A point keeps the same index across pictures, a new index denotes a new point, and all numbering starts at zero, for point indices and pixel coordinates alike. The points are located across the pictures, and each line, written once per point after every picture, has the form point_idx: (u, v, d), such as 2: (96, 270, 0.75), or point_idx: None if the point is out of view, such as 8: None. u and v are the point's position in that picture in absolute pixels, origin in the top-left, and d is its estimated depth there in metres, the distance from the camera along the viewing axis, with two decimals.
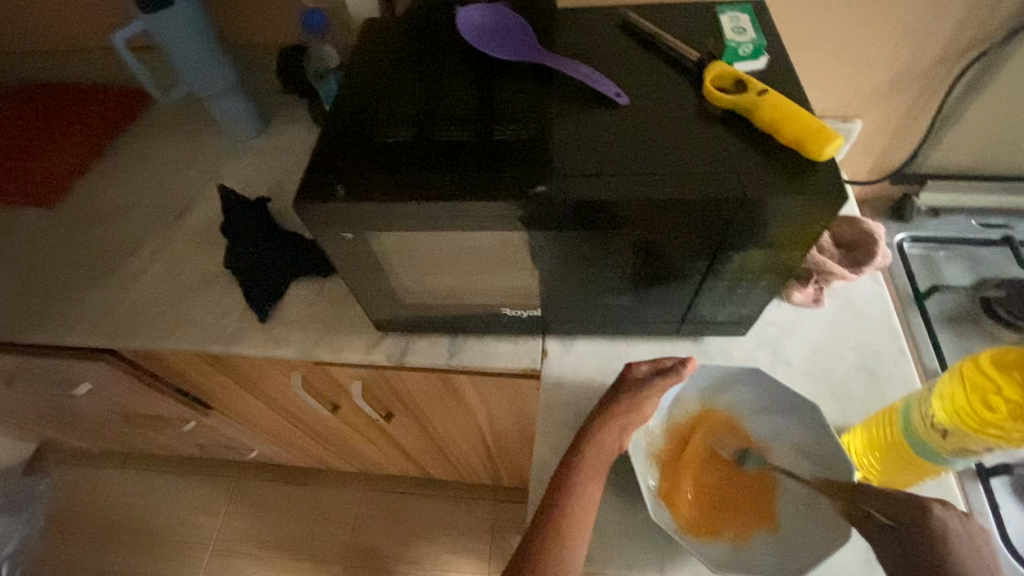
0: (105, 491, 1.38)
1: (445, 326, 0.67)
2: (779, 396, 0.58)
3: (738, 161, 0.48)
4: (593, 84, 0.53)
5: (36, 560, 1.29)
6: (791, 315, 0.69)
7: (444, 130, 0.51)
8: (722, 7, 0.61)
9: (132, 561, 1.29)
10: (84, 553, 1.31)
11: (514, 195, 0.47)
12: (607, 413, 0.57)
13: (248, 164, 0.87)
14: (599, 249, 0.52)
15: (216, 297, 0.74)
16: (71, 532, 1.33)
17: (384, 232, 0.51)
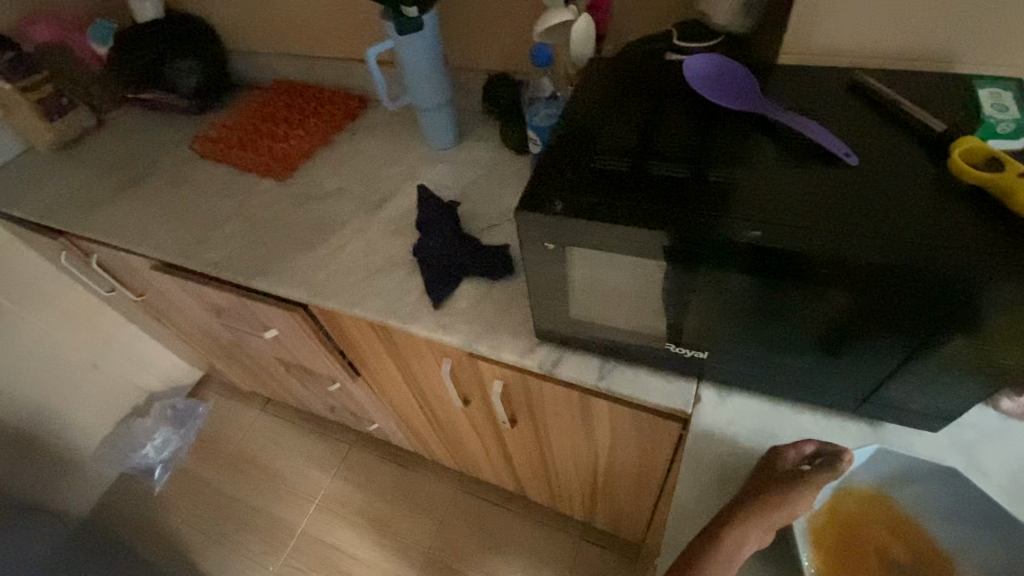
0: (245, 427, 1.68)
1: (595, 348, 0.70)
2: (979, 512, 0.50)
3: (983, 238, 0.44)
4: (820, 140, 0.51)
5: (184, 470, 1.61)
6: (995, 424, 0.59)
7: (654, 161, 0.54)
8: (981, 82, 0.53)
9: (256, 489, 1.56)
10: (217, 476, 1.59)
11: (724, 234, 0.48)
12: (770, 477, 0.52)
13: (447, 170, 1.03)
14: (796, 303, 0.51)
15: (404, 277, 0.88)
16: (210, 455, 1.64)
17: (582, 249, 0.55)
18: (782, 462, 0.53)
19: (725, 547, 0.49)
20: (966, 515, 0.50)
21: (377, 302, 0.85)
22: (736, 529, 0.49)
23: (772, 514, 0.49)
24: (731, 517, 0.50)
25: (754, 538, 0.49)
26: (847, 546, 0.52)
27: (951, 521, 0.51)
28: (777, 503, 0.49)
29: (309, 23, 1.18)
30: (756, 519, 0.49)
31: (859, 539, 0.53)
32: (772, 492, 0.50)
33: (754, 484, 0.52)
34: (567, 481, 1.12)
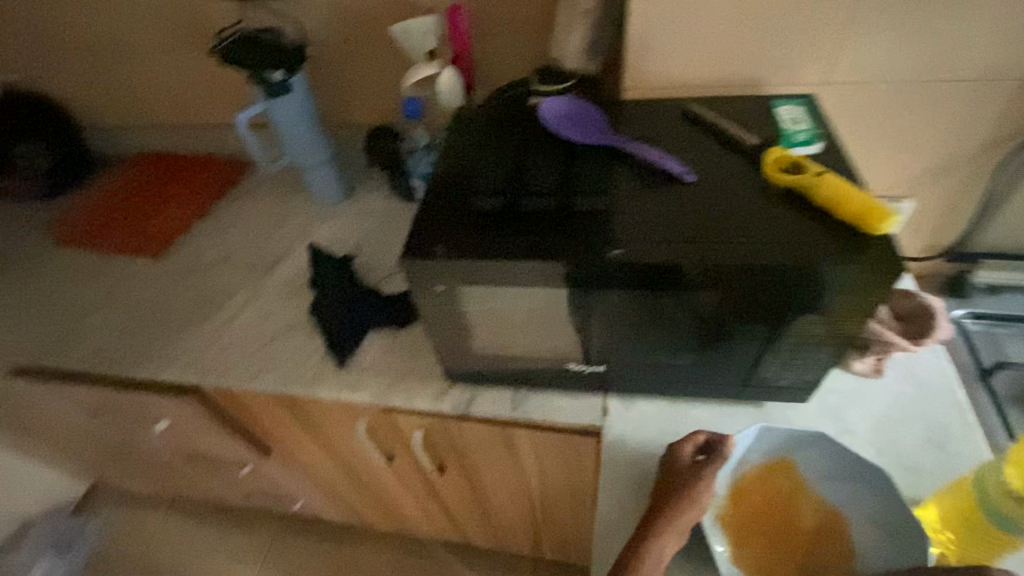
0: (150, 534, 1.49)
1: (504, 380, 0.71)
2: (849, 465, 0.56)
3: (800, 231, 0.51)
4: (661, 163, 0.58)
5: None
6: (852, 384, 0.68)
7: (524, 196, 0.58)
8: (777, 101, 0.63)
9: None
10: None
11: (593, 257, 0.52)
12: (675, 474, 0.55)
13: (338, 225, 1.02)
14: (669, 308, 0.56)
15: (303, 340, 0.84)
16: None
17: (472, 288, 0.57)
18: (682, 459, 0.56)
19: (648, 558, 0.50)
20: (839, 470, 0.56)
21: (277, 373, 0.81)
22: (655, 538, 0.51)
23: (684, 517, 0.52)
24: (649, 528, 0.52)
25: (672, 544, 0.51)
26: (754, 525, 0.55)
27: (832, 479, 0.56)
28: (686, 505, 0.52)
29: (167, 94, 1.13)
30: (671, 525, 0.51)
31: (761, 513, 0.56)
32: (679, 489, 0.53)
33: (664, 489, 0.55)
34: (509, 518, 1.10)
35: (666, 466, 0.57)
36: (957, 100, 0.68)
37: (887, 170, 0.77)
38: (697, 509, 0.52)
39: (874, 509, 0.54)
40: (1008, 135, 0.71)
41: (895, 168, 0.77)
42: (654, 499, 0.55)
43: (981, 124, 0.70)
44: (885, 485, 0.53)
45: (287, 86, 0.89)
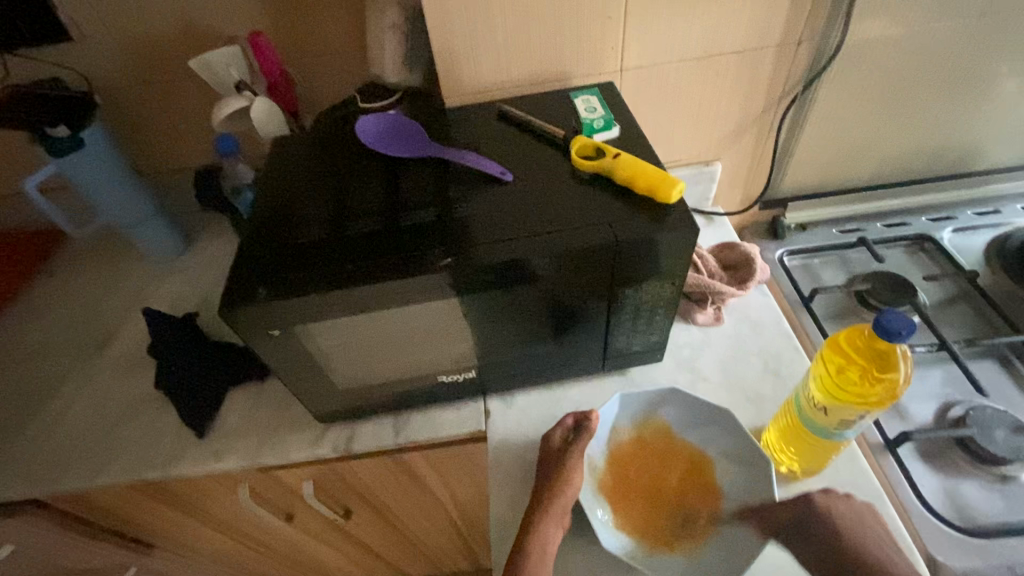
0: None
1: (382, 408, 0.69)
2: (706, 411, 0.60)
3: (609, 211, 0.56)
4: (480, 166, 0.61)
5: None
6: (698, 336, 0.75)
7: (352, 223, 0.58)
8: (574, 94, 0.69)
9: None
10: None
11: (425, 268, 0.53)
12: (551, 460, 0.58)
13: (179, 282, 0.92)
14: (512, 302, 0.59)
15: (152, 419, 0.75)
16: None
17: (312, 326, 0.55)
18: (556, 444, 0.59)
19: (536, 546, 0.52)
20: (694, 417, 0.61)
21: (123, 461, 0.72)
22: (540, 524, 0.53)
23: (562, 498, 0.54)
24: (534, 517, 0.54)
25: (557, 526, 0.53)
26: (628, 487, 0.58)
27: (691, 425, 0.61)
28: (561, 486, 0.55)
29: None
30: (551, 509, 0.54)
31: (635, 474, 0.59)
32: (554, 475, 0.56)
33: (542, 476, 0.57)
34: (435, 541, 1.07)
35: (545, 454, 0.59)
36: (731, 69, 0.77)
37: (693, 139, 0.85)
38: (573, 487, 0.55)
39: (726, 443, 0.59)
40: (783, 94, 0.81)
41: (703, 136, 0.85)
42: (536, 488, 0.57)
43: (755, 87, 0.80)
44: (729, 421, 0.59)
45: (79, 141, 0.79)
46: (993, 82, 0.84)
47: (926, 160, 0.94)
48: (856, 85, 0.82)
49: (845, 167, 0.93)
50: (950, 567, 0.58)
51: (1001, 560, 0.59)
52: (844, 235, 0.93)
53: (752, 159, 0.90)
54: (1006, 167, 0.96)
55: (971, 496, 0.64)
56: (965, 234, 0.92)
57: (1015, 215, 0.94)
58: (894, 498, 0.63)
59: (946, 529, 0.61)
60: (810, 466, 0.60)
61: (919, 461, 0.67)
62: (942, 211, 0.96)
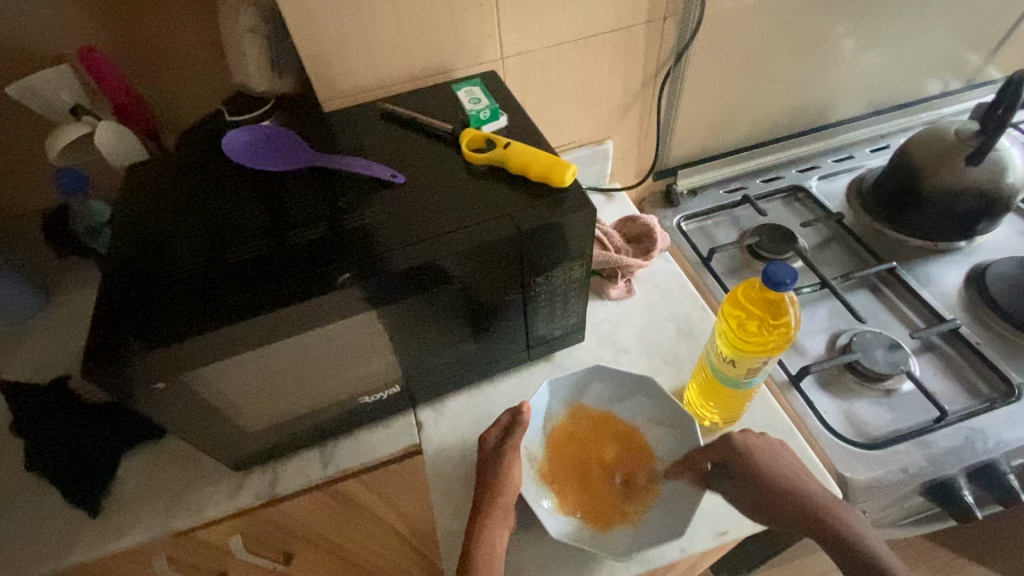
0: None
1: (305, 441, 0.64)
2: (624, 381, 0.62)
3: (507, 203, 0.56)
4: (368, 172, 0.58)
5: None
6: (614, 310, 0.78)
7: (233, 248, 0.53)
8: (456, 86, 0.68)
9: None
10: None
11: (321, 289, 0.50)
12: (490, 460, 0.56)
13: (38, 343, 0.78)
14: (424, 308, 0.57)
15: (30, 506, 0.65)
16: None
17: (202, 371, 0.50)
18: (494, 444, 0.57)
19: (484, 550, 0.51)
20: (622, 390, 0.62)
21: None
22: (485, 527, 0.52)
23: (504, 496, 0.53)
24: (478, 521, 0.53)
25: (503, 525, 0.53)
26: (569, 470, 0.59)
27: (619, 398, 0.62)
28: (501, 484, 0.54)
29: None
30: (495, 509, 0.53)
31: (574, 456, 0.60)
32: (496, 474, 0.55)
33: (481, 478, 0.56)
34: None
35: (484, 455, 0.57)
36: (606, 50, 0.79)
37: (583, 121, 0.87)
38: (513, 483, 0.54)
39: (654, 408, 0.61)
40: (658, 69, 0.85)
41: (592, 116, 0.87)
42: (478, 491, 0.55)
43: (631, 65, 0.82)
44: (651, 389, 0.61)
45: None
46: (832, 41, 0.94)
47: (789, 118, 1.03)
48: (720, 54, 0.87)
49: (724, 132, 0.99)
50: (857, 480, 0.65)
51: (897, 465, 0.66)
52: (730, 195, 1.01)
53: (640, 134, 0.93)
54: (854, 117, 1.08)
55: (865, 413, 0.72)
56: (829, 181, 1.03)
57: (866, 158, 1.06)
58: (804, 428, 0.70)
59: (850, 447, 0.68)
60: (728, 415, 0.64)
61: (820, 390, 0.74)
62: (808, 162, 1.06)
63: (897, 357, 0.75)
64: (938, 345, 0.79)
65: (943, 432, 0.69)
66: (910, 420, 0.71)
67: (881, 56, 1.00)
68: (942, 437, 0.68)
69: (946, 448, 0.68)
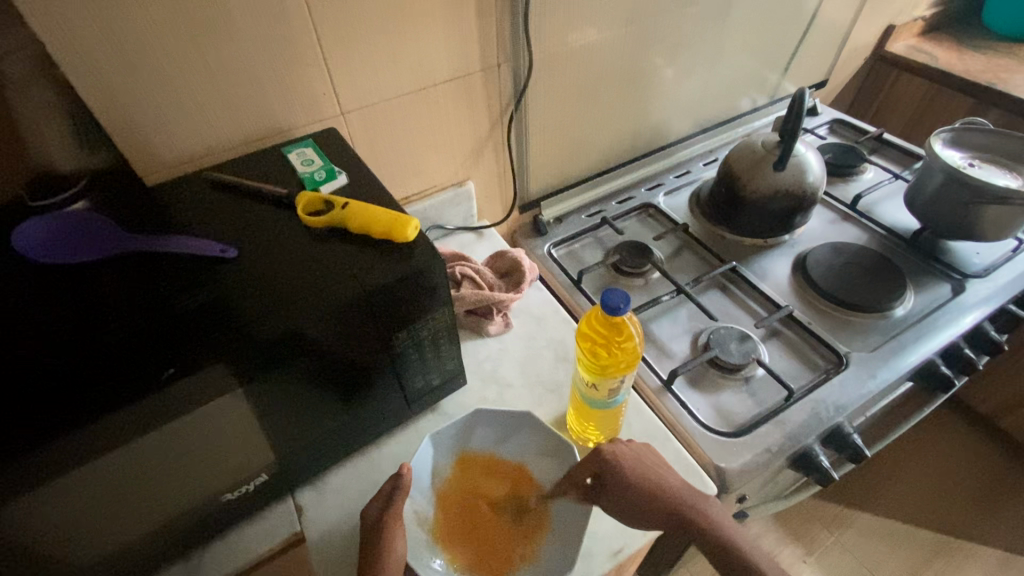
0: None
1: (162, 561, 0.56)
2: (506, 422, 0.62)
3: (356, 263, 0.54)
4: (196, 250, 0.54)
5: None
6: (495, 346, 0.79)
7: (14, 364, 0.44)
8: (288, 148, 0.66)
9: None
10: None
11: (146, 389, 0.45)
12: (373, 534, 0.52)
13: None
14: (279, 386, 0.53)
15: None
16: None
17: (16, 513, 0.43)
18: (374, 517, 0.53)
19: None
20: (505, 430, 0.62)
21: None
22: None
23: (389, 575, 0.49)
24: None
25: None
26: (461, 524, 0.57)
27: (502, 439, 0.62)
28: (385, 562, 0.50)
29: None
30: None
31: (465, 509, 0.58)
32: (380, 548, 0.51)
33: (364, 559, 0.51)
34: None
35: (367, 530, 0.53)
36: (448, 97, 0.81)
37: (440, 165, 0.89)
38: (398, 555, 0.51)
39: (537, 440, 0.61)
40: (502, 110, 0.89)
41: (447, 160, 0.89)
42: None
43: (475, 109, 0.86)
44: (534, 425, 0.61)
45: None
46: (654, 74, 1.05)
47: (631, 143, 1.13)
48: (558, 92, 0.93)
49: (575, 161, 1.06)
50: (732, 468, 0.70)
51: (761, 446, 0.73)
52: (591, 219, 1.07)
53: (498, 172, 0.97)
54: (685, 136, 1.21)
55: (730, 403, 0.79)
56: (674, 196, 1.14)
57: (700, 171, 1.19)
58: (680, 429, 0.75)
59: (720, 439, 0.73)
60: (608, 432, 0.68)
61: (690, 389, 0.80)
62: (653, 180, 1.17)
63: (747, 347, 0.83)
64: (779, 330, 0.90)
65: (794, 409, 0.77)
66: (766, 403, 0.79)
67: (696, 82, 1.14)
68: (793, 413, 0.77)
69: (799, 423, 0.76)
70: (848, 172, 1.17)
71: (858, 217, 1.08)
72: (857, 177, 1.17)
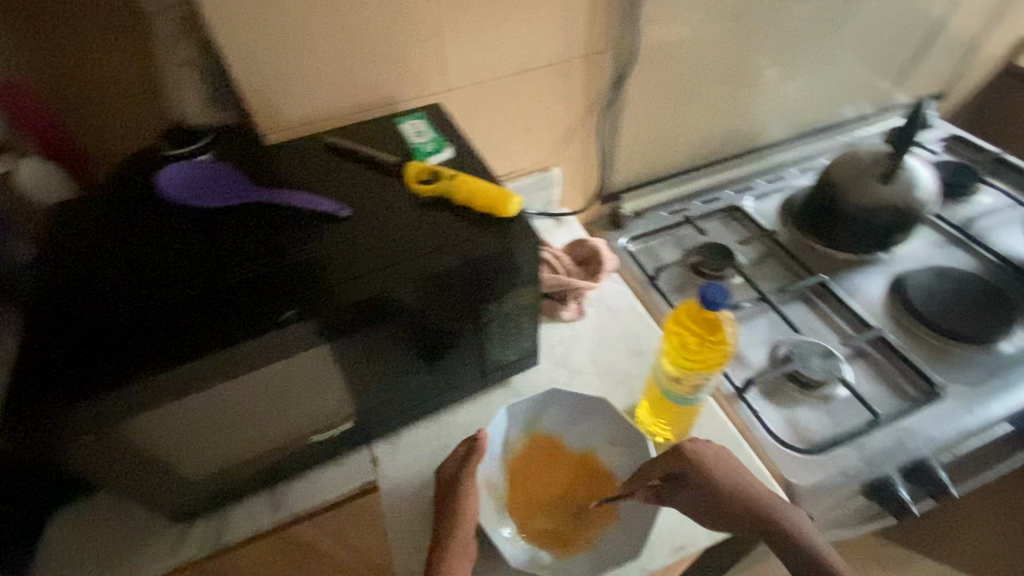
0: None
1: (254, 487, 0.62)
2: (578, 405, 0.63)
3: (457, 233, 0.56)
4: (312, 205, 0.58)
5: None
6: (567, 332, 0.79)
7: (165, 294, 0.51)
8: (401, 118, 0.70)
9: None
10: None
11: (267, 326, 0.49)
12: (449, 492, 0.56)
13: None
14: (376, 342, 0.57)
15: None
16: None
17: (149, 421, 0.49)
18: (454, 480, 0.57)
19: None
20: (576, 413, 0.63)
21: None
22: (444, 562, 0.52)
23: (462, 529, 0.54)
24: (439, 558, 0.52)
25: (462, 558, 0.53)
26: (528, 496, 0.60)
27: (573, 422, 0.63)
28: (458, 518, 0.54)
29: None
30: (453, 544, 0.53)
31: (532, 482, 0.60)
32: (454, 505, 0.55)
33: (441, 511, 0.56)
34: None
35: (443, 488, 0.58)
36: (549, 81, 0.82)
37: (530, 148, 0.89)
38: (471, 513, 0.55)
39: (607, 425, 0.62)
40: (598, 98, 0.89)
41: (538, 144, 0.89)
42: (436, 530, 0.55)
43: (573, 95, 0.86)
44: (608, 412, 0.62)
45: None
46: (756, 72, 1.01)
47: (722, 143, 1.09)
48: (656, 84, 0.92)
49: (663, 156, 1.04)
50: (803, 485, 0.68)
51: (836, 468, 0.70)
52: (673, 215, 1.05)
53: (584, 160, 0.96)
54: (781, 140, 1.16)
55: (805, 419, 0.76)
56: (763, 200, 1.09)
57: (794, 177, 1.13)
58: (750, 437, 0.73)
59: (792, 454, 0.71)
60: (678, 431, 0.67)
61: (763, 400, 0.78)
62: (742, 183, 1.13)
63: (830, 365, 0.80)
64: (867, 352, 0.85)
65: (876, 434, 0.73)
66: (845, 424, 0.75)
67: (800, 84, 1.08)
68: (874, 439, 0.73)
69: (879, 449, 0.72)
70: (960, 193, 1.08)
71: (969, 241, 0.99)
72: (971, 199, 1.08)
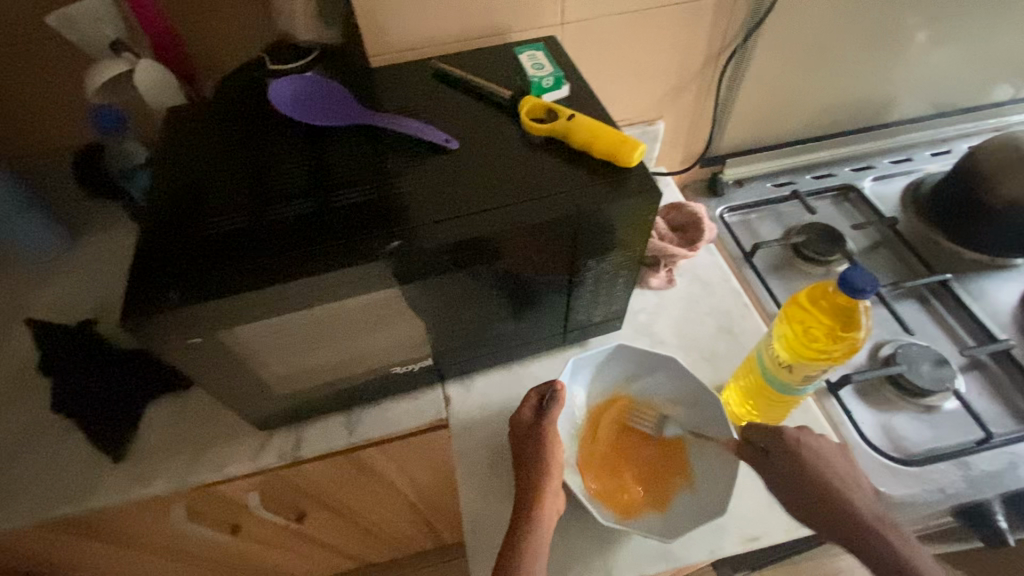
0: None
1: (330, 406, 0.64)
2: (648, 360, 0.64)
3: (567, 180, 0.53)
4: (420, 134, 0.56)
5: None
6: (652, 299, 0.75)
7: (276, 212, 0.51)
8: (518, 48, 0.65)
9: None
10: None
11: (371, 256, 0.48)
12: (537, 437, 0.57)
13: (60, 289, 0.75)
14: (471, 284, 0.55)
15: (56, 446, 0.64)
16: None
17: (248, 329, 0.49)
18: (543, 429, 0.57)
19: (528, 525, 0.51)
20: (644, 367, 0.64)
21: (20, 502, 0.61)
22: (532, 507, 0.52)
23: (552, 478, 0.54)
24: (525, 504, 0.53)
25: (550, 506, 0.53)
26: (605, 453, 0.61)
27: (639, 374, 0.64)
28: (543, 463, 0.54)
29: None
30: (540, 490, 0.53)
31: (610, 438, 0.62)
32: (539, 449, 0.56)
33: (524, 456, 0.57)
34: (395, 530, 0.98)
35: (526, 435, 0.58)
36: (672, 24, 0.74)
37: (637, 98, 0.83)
38: (554, 458, 0.55)
39: (678, 390, 0.63)
40: (721, 49, 0.80)
41: (647, 93, 0.82)
42: (521, 473, 0.55)
43: (695, 43, 0.78)
44: (679, 371, 0.62)
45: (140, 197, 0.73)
46: (910, 33, 0.88)
47: (850, 113, 0.97)
48: (788, 39, 0.82)
49: (779, 121, 0.94)
50: (892, 495, 0.64)
51: (932, 482, 0.65)
52: (778, 188, 0.96)
53: (692, 117, 0.88)
54: (919, 116, 1.02)
55: (903, 428, 0.69)
56: (883, 183, 0.98)
57: (925, 162, 1.01)
58: (839, 438, 0.68)
59: (884, 462, 0.66)
60: (767, 418, 0.63)
61: (859, 400, 0.72)
62: (862, 161, 1.01)
63: (943, 374, 0.72)
64: (985, 364, 0.76)
65: (986, 455, 0.67)
66: (950, 439, 0.69)
67: (959, 52, 0.93)
68: (983, 459, 0.66)
69: (986, 471, 0.66)
70: None
71: None
72: None
